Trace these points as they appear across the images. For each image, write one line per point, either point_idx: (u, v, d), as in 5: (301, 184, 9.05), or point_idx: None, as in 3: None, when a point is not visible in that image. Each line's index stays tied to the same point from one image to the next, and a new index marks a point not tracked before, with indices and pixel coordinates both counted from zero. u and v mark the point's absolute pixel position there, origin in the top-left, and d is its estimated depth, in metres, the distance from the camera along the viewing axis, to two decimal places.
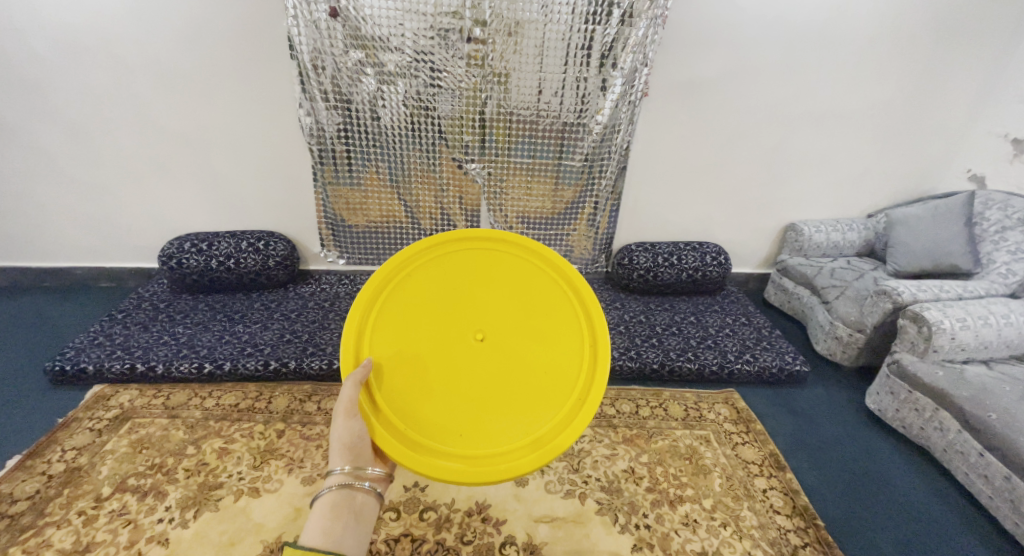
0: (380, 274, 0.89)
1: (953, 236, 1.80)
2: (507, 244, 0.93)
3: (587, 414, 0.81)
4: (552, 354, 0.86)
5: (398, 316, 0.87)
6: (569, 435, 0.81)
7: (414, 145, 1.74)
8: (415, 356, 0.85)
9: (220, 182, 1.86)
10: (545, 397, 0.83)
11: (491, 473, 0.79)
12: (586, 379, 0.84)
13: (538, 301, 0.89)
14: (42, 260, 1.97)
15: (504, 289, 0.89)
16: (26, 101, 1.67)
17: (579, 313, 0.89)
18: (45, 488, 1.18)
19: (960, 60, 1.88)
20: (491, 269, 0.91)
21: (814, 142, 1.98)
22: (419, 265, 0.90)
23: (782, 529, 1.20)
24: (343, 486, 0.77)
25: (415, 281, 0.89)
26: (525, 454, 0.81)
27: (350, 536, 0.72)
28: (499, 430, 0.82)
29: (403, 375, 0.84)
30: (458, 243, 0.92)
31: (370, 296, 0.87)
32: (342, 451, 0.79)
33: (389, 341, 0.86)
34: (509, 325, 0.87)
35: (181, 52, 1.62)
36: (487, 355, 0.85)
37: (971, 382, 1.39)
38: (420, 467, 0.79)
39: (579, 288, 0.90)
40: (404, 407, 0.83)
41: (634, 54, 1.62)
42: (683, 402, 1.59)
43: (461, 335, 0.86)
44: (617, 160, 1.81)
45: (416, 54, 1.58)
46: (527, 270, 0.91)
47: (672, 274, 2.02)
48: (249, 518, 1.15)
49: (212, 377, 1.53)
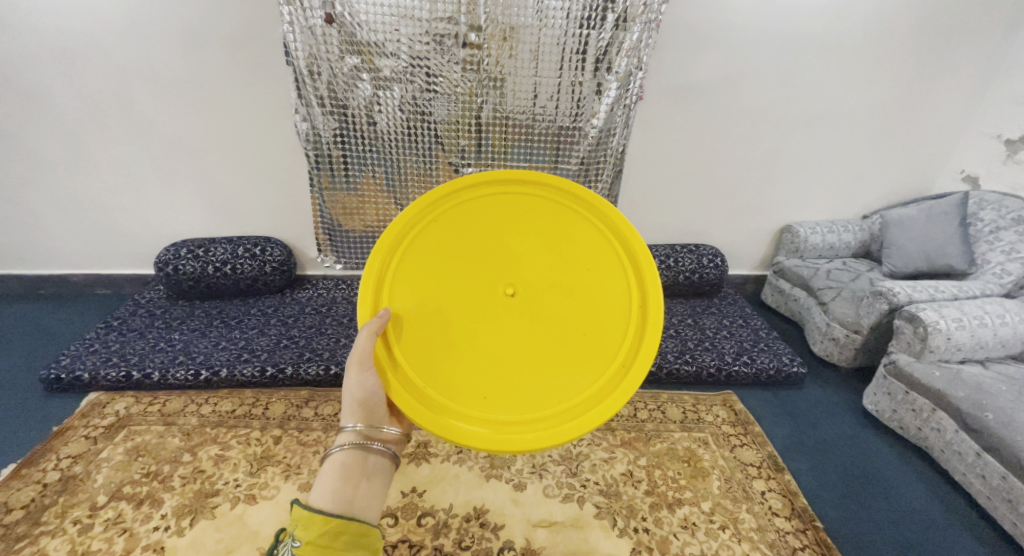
0: (403, 218, 0.87)
1: (948, 237, 1.81)
2: (550, 192, 0.90)
3: (631, 384, 0.81)
4: (590, 315, 0.84)
5: (423, 267, 0.86)
6: (606, 407, 0.81)
7: (410, 149, 1.74)
8: (439, 311, 0.84)
9: (216, 188, 1.86)
10: (581, 360, 0.83)
11: (518, 442, 0.80)
12: (628, 348, 0.83)
13: (577, 255, 0.87)
14: (37, 268, 1.96)
15: (539, 243, 0.87)
16: (21, 109, 1.67)
17: (627, 273, 0.86)
18: (40, 496, 1.17)
19: (950, 63, 1.90)
20: (527, 218, 0.88)
21: (808, 145, 1.99)
22: (449, 211, 0.89)
23: (781, 531, 1.20)
24: (354, 446, 0.80)
25: (443, 229, 0.88)
26: (560, 423, 0.81)
27: (360, 494, 0.76)
28: (531, 396, 0.82)
29: (426, 331, 0.84)
30: (490, 188, 0.90)
31: (391, 243, 0.86)
32: (353, 407, 0.83)
33: (411, 294, 0.85)
34: (541, 279, 0.85)
35: (176, 59, 1.62)
36: (517, 310, 0.84)
37: (968, 382, 1.39)
38: (440, 430, 0.79)
39: (630, 245, 0.88)
40: (426, 365, 0.83)
41: (628, 58, 1.63)
42: (680, 405, 1.59)
43: (491, 291, 0.84)
44: (613, 162, 1.81)
45: (411, 60, 1.59)
46: (566, 220, 0.88)
47: (669, 276, 2.02)
48: (246, 525, 1.14)
49: (208, 384, 1.52)
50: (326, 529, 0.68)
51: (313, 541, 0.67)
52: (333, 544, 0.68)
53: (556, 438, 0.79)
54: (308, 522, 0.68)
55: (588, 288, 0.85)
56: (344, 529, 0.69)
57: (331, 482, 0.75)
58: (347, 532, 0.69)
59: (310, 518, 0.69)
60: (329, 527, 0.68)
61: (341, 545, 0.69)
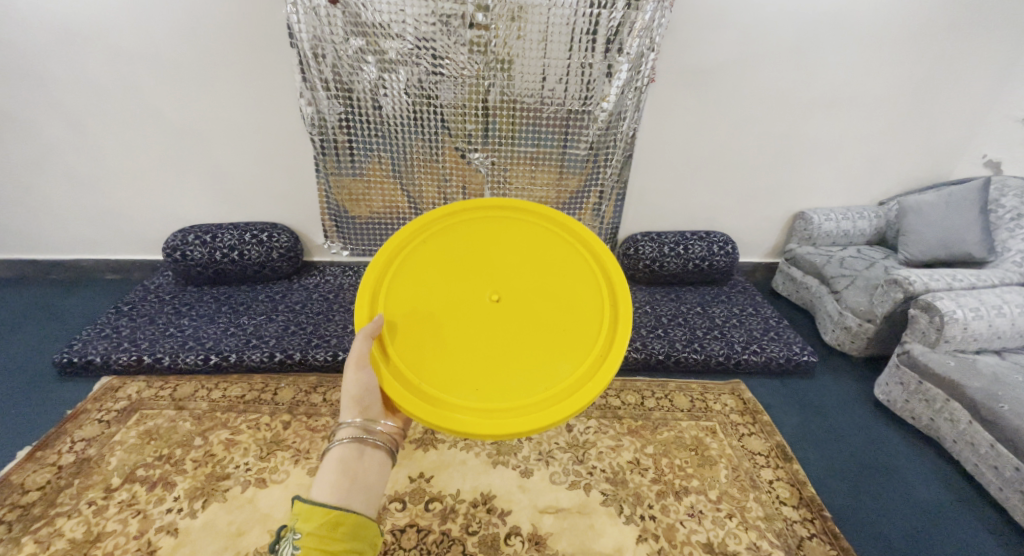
0: (397, 237, 0.91)
1: (968, 225, 1.77)
2: (528, 211, 0.94)
3: (610, 368, 0.81)
4: (569, 312, 0.86)
5: (415, 277, 0.88)
6: (590, 391, 0.81)
7: (415, 134, 1.71)
8: (430, 314, 0.85)
9: (222, 174, 1.85)
10: (564, 351, 0.83)
11: (509, 427, 0.79)
12: (605, 339, 0.84)
13: (554, 264, 0.89)
14: (47, 253, 1.98)
15: (520, 254, 0.90)
16: (25, 91, 1.66)
17: (599, 276, 0.89)
18: (56, 478, 1.19)
19: (977, 44, 1.82)
20: (508, 234, 0.92)
21: (824, 129, 1.93)
22: (436, 228, 0.92)
23: (788, 520, 1.20)
24: (353, 440, 0.80)
25: (432, 246, 0.91)
26: (547, 408, 0.80)
27: (358, 491, 0.75)
28: (519, 385, 0.81)
29: (418, 333, 0.84)
30: (472, 210, 0.94)
31: (385, 259, 0.89)
32: (352, 403, 0.82)
33: (404, 301, 0.86)
34: (523, 284, 0.87)
35: (178, 40, 1.59)
36: (501, 310, 0.85)
37: (984, 373, 1.36)
38: (436, 420, 0.79)
39: (598, 253, 0.91)
40: (420, 362, 0.83)
41: (640, 39, 1.58)
42: (688, 394, 1.58)
43: (477, 294, 0.86)
44: (623, 147, 1.78)
45: (417, 41, 1.55)
46: (541, 235, 0.92)
47: (679, 263, 2.00)
48: (256, 508, 1.16)
49: (218, 369, 1.53)
50: (326, 520, 0.69)
51: (313, 531, 0.68)
52: (333, 535, 0.69)
53: (544, 421, 0.78)
54: (308, 514, 0.69)
55: (565, 289, 0.87)
56: (341, 520, 0.70)
57: (331, 476, 0.75)
58: (346, 523, 0.70)
59: (309, 510, 0.69)
60: (329, 517, 0.70)
61: (341, 535, 0.70)
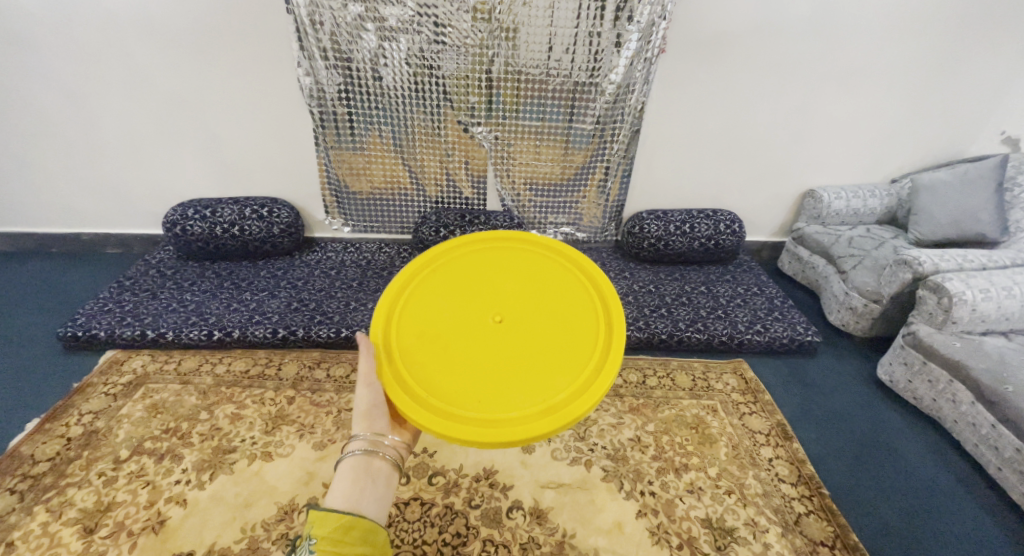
0: (407, 266, 0.95)
1: (982, 204, 1.73)
2: (524, 239, 1.00)
3: (605, 379, 0.83)
4: (566, 330, 0.89)
5: (423, 301, 0.91)
6: (586, 401, 0.82)
7: (417, 106, 1.67)
8: (436, 335, 0.88)
9: (220, 146, 1.81)
10: (561, 363, 0.85)
11: (510, 434, 0.79)
12: (600, 351, 0.86)
13: (551, 288, 0.94)
14: (47, 226, 1.97)
15: (520, 279, 0.94)
16: (12, 57, 1.60)
17: (593, 297, 0.93)
18: (65, 449, 1.21)
19: (1009, 11, 1.72)
20: (506, 262, 0.97)
21: (839, 103, 1.87)
22: (443, 259, 0.97)
23: (787, 497, 1.21)
24: (364, 452, 0.80)
25: (440, 274, 0.95)
26: (545, 418, 0.81)
27: (368, 500, 0.75)
28: (518, 396, 0.83)
29: (425, 350, 0.87)
30: (476, 242, 0.99)
31: (397, 285, 0.93)
32: (361, 417, 0.84)
33: (413, 322, 0.89)
34: (523, 305, 0.91)
35: (167, 4, 1.52)
36: (504, 331, 0.87)
37: (989, 354, 1.35)
38: (441, 429, 0.80)
39: (593, 276, 0.95)
40: (427, 376, 0.85)
41: (651, 6, 1.51)
42: (690, 372, 1.58)
43: (480, 314, 0.89)
44: (630, 122, 1.73)
45: (418, 8, 1.49)
46: (540, 263, 0.97)
47: (684, 242, 1.96)
48: (262, 480, 1.18)
49: (222, 344, 1.54)
50: (339, 524, 0.68)
51: (327, 536, 0.66)
52: (346, 539, 0.68)
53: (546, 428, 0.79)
54: (322, 518, 0.67)
55: (561, 309, 0.91)
56: (354, 524, 0.69)
57: (344, 484, 0.75)
58: (358, 527, 0.69)
59: (323, 515, 0.68)
60: (342, 522, 0.68)
61: (352, 540, 0.68)
